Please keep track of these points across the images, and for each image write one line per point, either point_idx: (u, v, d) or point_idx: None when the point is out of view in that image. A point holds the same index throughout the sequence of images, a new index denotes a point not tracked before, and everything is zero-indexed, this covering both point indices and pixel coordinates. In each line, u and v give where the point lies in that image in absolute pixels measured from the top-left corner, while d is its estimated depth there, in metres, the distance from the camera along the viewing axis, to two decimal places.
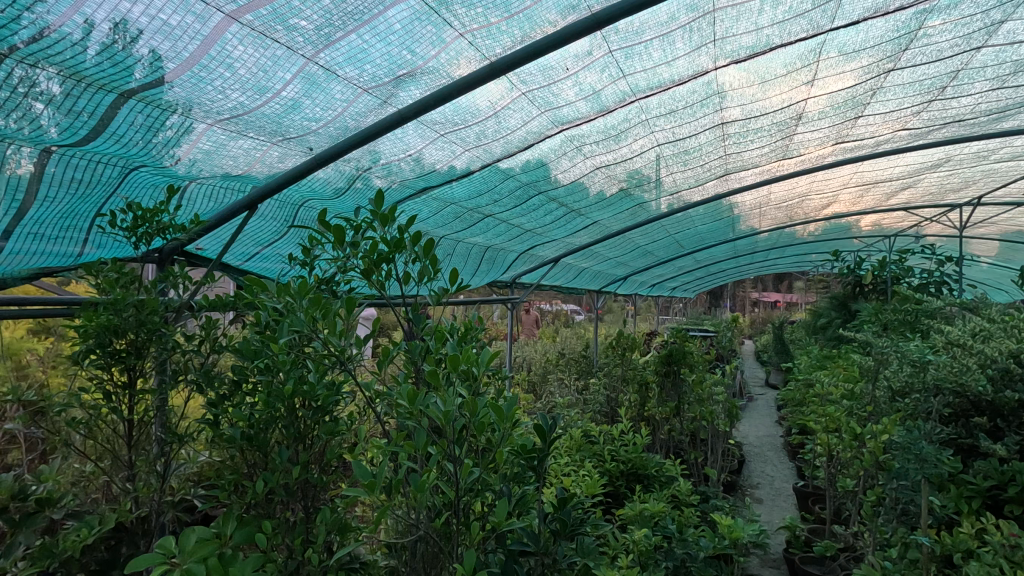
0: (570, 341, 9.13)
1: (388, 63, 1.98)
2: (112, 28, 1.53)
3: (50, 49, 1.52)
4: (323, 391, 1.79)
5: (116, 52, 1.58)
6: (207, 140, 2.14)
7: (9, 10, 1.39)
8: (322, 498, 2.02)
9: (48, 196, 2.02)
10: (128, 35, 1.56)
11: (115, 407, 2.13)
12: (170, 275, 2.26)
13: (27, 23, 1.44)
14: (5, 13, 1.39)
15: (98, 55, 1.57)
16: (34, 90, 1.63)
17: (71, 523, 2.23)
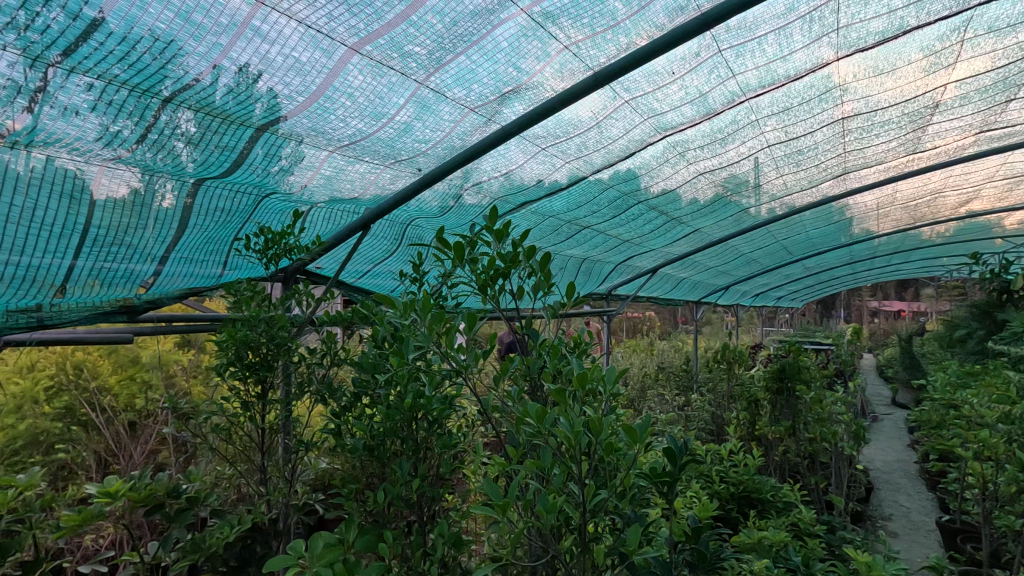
0: (668, 354, 8.78)
1: (494, 82, 2.02)
2: (240, 75, 1.67)
3: (194, 93, 1.70)
4: (438, 405, 1.83)
5: (245, 92, 1.74)
6: (328, 167, 2.29)
7: (168, 61, 1.55)
8: (436, 511, 2.05)
9: (196, 224, 2.26)
10: (252, 81, 1.70)
11: (250, 415, 2.33)
12: (296, 292, 2.45)
13: (186, 75, 1.61)
14: (165, 64, 1.56)
15: (229, 97, 1.74)
16: (176, 132, 1.82)
17: (215, 520, 2.45)
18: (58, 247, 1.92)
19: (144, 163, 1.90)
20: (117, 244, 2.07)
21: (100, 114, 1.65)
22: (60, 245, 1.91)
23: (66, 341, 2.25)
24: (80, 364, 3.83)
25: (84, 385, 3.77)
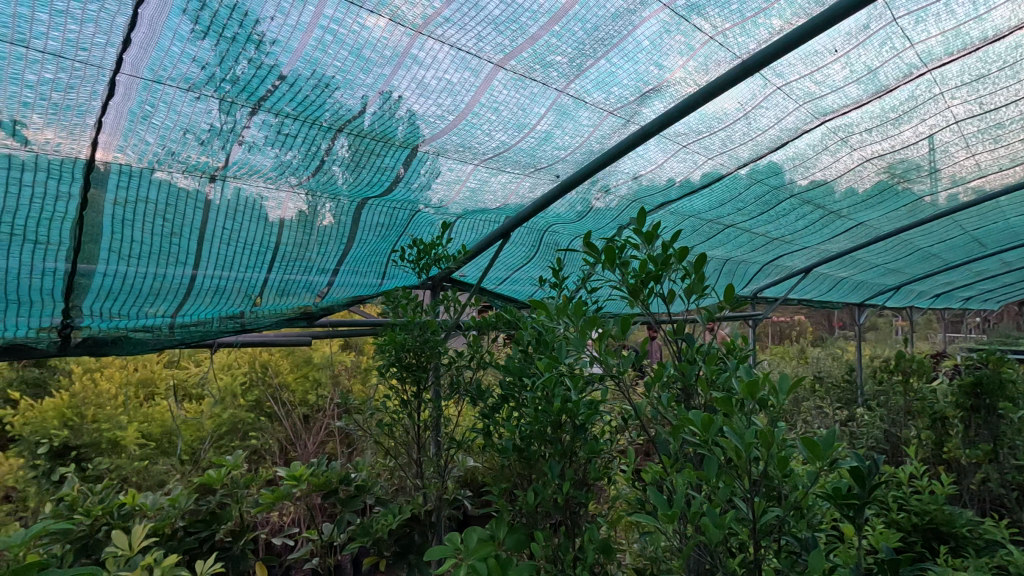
0: (824, 362, 7.89)
1: (634, 82, 1.99)
2: (382, 101, 1.82)
3: (360, 121, 1.89)
4: (585, 409, 1.83)
5: (386, 116, 1.89)
6: (473, 179, 2.41)
7: (339, 94, 1.75)
8: (584, 517, 2.05)
9: (361, 238, 2.51)
10: (393, 104, 1.85)
11: (408, 413, 2.53)
12: (446, 299, 2.62)
13: (349, 105, 1.80)
14: (338, 98, 1.76)
15: (374, 121, 1.90)
16: (331, 157, 2.03)
17: (379, 508, 2.69)
18: (256, 263, 2.27)
19: (313, 186, 2.14)
20: (299, 258, 2.39)
21: (288, 147, 1.92)
22: (257, 260, 2.26)
23: (262, 343, 2.61)
24: (266, 364, 4.45)
25: (269, 382, 4.37)
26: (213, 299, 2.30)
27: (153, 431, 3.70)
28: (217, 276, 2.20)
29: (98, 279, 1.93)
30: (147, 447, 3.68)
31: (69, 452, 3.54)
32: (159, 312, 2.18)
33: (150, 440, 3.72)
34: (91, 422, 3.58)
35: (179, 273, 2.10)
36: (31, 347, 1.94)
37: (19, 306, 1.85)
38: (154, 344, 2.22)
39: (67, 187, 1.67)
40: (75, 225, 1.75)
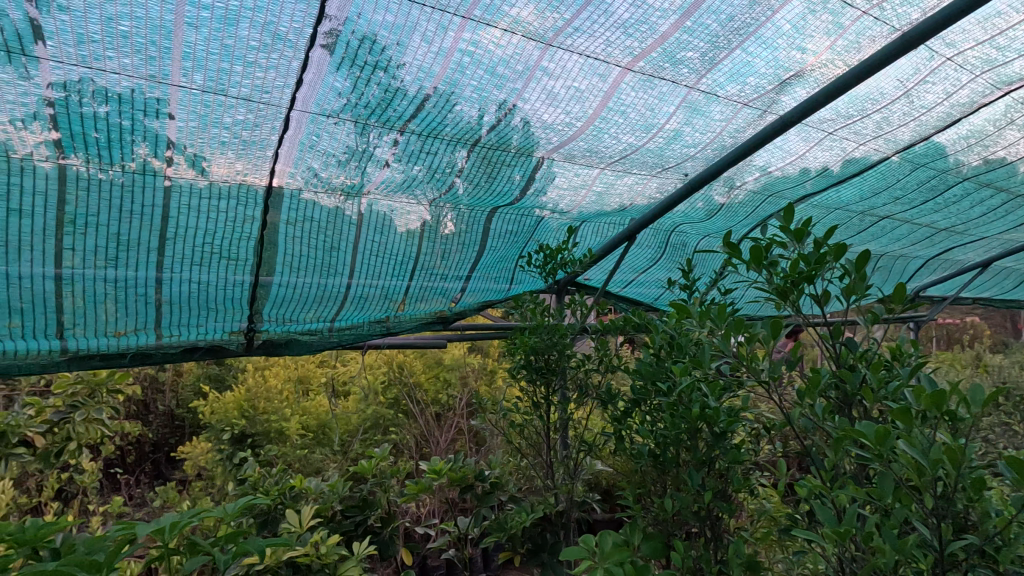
0: (1010, 371, 6.72)
1: (773, 69, 1.87)
2: (499, 111, 1.89)
3: (493, 134, 1.98)
4: (726, 416, 1.75)
5: (502, 127, 1.96)
6: (599, 183, 2.42)
7: (471, 110, 1.85)
8: (726, 529, 1.95)
9: (492, 245, 2.62)
10: (509, 114, 1.91)
11: (538, 415, 2.59)
12: (575, 303, 2.64)
13: (483, 120, 1.91)
14: (472, 113, 1.87)
15: (490, 133, 1.98)
16: (456, 169, 2.14)
17: (512, 505, 2.78)
18: (400, 272, 2.45)
19: (448, 198, 2.28)
20: (438, 266, 2.54)
21: (428, 164, 2.07)
22: (402, 269, 2.43)
23: (410, 345, 2.95)
24: (402, 364, 4.79)
25: (406, 381, 4.70)
26: (364, 306, 2.50)
27: (311, 423, 4.16)
28: (367, 284, 2.39)
29: (273, 289, 2.19)
30: (306, 437, 4.14)
31: (245, 439, 4.10)
32: (321, 318, 2.42)
33: (309, 432, 4.18)
34: (263, 413, 4.10)
35: (338, 283, 2.33)
36: (223, 347, 2.26)
37: (216, 314, 2.16)
38: (316, 345, 2.48)
39: (251, 211, 1.97)
40: (256, 243, 2.04)
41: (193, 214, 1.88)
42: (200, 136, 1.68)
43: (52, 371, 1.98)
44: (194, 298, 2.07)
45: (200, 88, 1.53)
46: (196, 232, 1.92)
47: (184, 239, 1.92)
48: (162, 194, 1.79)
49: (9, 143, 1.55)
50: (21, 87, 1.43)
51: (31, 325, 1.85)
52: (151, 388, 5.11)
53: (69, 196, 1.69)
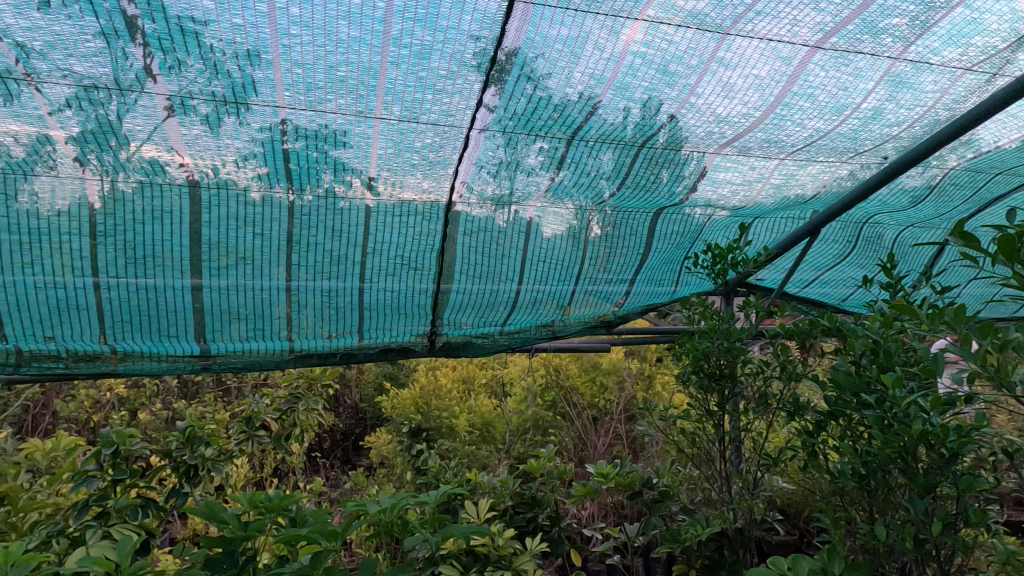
0: None
1: (1009, 24, 1.58)
2: (644, 108, 1.82)
3: (656, 130, 1.92)
4: (956, 437, 1.49)
5: (647, 124, 1.88)
6: (778, 175, 2.23)
7: (623, 108, 1.81)
8: (957, 570, 1.66)
9: (658, 247, 2.55)
10: (656, 109, 1.82)
11: (712, 424, 2.46)
12: (752, 306, 2.46)
13: (645, 119, 1.86)
14: (631, 112, 1.83)
15: (634, 129, 1.90)
16: (596, 170, 2.08)
17: (684, 517, 2.67)
18: (566, 276, 2.49)
19: (612, 201, 2.27)
20: (603, 270, 2.54)
21: (596, 170, 2.09)
22: (567, 274, 2.47)
23: (575, 349, 2.99)
24: (558, 367, 4.87)
25: (563, 384, 4.79)
26: (532, 311, 2.56)
27: (477, 421, 4.43)
28: (536, 289, 2.47)
29: (453, 295, 2.36)
30: (473, 434, 4.42)
31: (421, 433, 4.50)
32: (493, 322, 2.54)
33: (475, 429, 4.47)
34: (435, 410, 4.45)
35: (508, 289, 2.43)
36: (410, 349, 2.49)
37: (405, 319, 2.39)
38: (489, 348, 2.61)
39: (433, 225, 2.17)
40: (438, 253, 2.24)
41: (387, 230, 2.13)
42: (395, 160, 1.89)
43: (282, 367, 2.36)
44: (387, 305, 2.32)
45: (398, 117, 1.72)
46: (390, 245, 2.17)
47: (380, 252, 2.17)
48: (364, 214, 2.06)
49: (237, 178, 1.88)
50: (247, 131, 1.73)
51: (267, 329, 2.23)
52: (341, 384, 5.85)
53: (296, 221, 2.02)
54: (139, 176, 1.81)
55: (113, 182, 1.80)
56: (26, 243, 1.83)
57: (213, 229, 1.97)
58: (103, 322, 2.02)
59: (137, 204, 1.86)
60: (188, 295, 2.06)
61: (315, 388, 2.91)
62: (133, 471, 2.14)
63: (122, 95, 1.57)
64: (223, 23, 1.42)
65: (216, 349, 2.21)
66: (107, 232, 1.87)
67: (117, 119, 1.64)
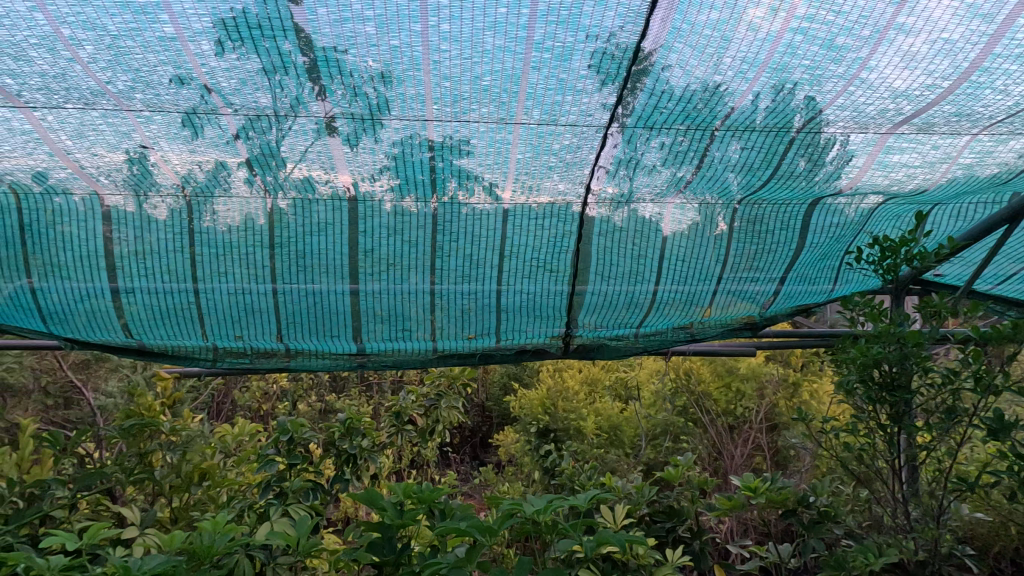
0: None
1: None
2: (774, 94, 1.68)
3: (796, 114, 1.75)
4: None
5: (780, 108, 1.73)
6: (970, 154, 1.92)
7: (758, 92, 1.68)
8: None
9: (813, 242, 2.31)
10: (789, 91, 1.67)
11: (882, 440, 2.19)
12: (931, 306, 2.13)
13: (786, 102, 1.70)
14: (770, 96, 1.69)
15: (765, 116, 1.76)
16: (725, 163, 1.95)
17: (848, 542, 2.41)
18: (708, 275, 2.35)
19: (759, 193, 2.11)
20: (749, 269, 2.36)
21: (744, 162, 1.95)
22: (708, 273, 2.34)
23: (716, 353, 2.82)
24: (689, 370, 4.44)
25: (694, 390, 4.40)
26: (670, 313, 2.45)
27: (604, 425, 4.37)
28: (674, 290, 2.36)
29: (588, 297, 2.34)
30: (600, 437, 4.36)
31: (548, 433, 4.49)
32: (629, 324, 2.47)
33: (603, 432, 4.41)
34: (563, 411, 4.42)
35: (645, 289, 2.35)
36: (545, 350, 2.50)
37: (540, 321, 2.41)
38: (624, 350, 2.55)
39: (569, 227, 2.17)
40: (573, 255, 2.24)
41: (524, 233, 2.17)
42: (533, 164, 1.92)
43: (427, 365, 2.50)
44: (523, 307, 2.36)
45: (537, 121, 1.75)
46: (526, 248, 2.20)
47: (517, 255, 2.22)
48: (502, 218, 2.12)
49: (372, 191, 2.03)
50: (378, 147, 1.86)
51: (414, 330, 2.37)
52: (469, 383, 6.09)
53: (439, 227, 2.13)
54: (295, 194, 2.02)
55: (273, 200, 2.03)
56: (220, 255, 2.13)
57: (369, 238, 2.13)
58: (279, 324, 2.28)
59: (306, 217, 2.08)
60: (348, 298, 2.26)
61: (453, 386, 3.04)
62: (304, 457, 2.40)
63: (284, 120, 1.76)
64: (381, 46, 1.52)
65: (370, 348, 2.40)
66: (283, 244, 2.12)
67: (285, 144, 1.83)
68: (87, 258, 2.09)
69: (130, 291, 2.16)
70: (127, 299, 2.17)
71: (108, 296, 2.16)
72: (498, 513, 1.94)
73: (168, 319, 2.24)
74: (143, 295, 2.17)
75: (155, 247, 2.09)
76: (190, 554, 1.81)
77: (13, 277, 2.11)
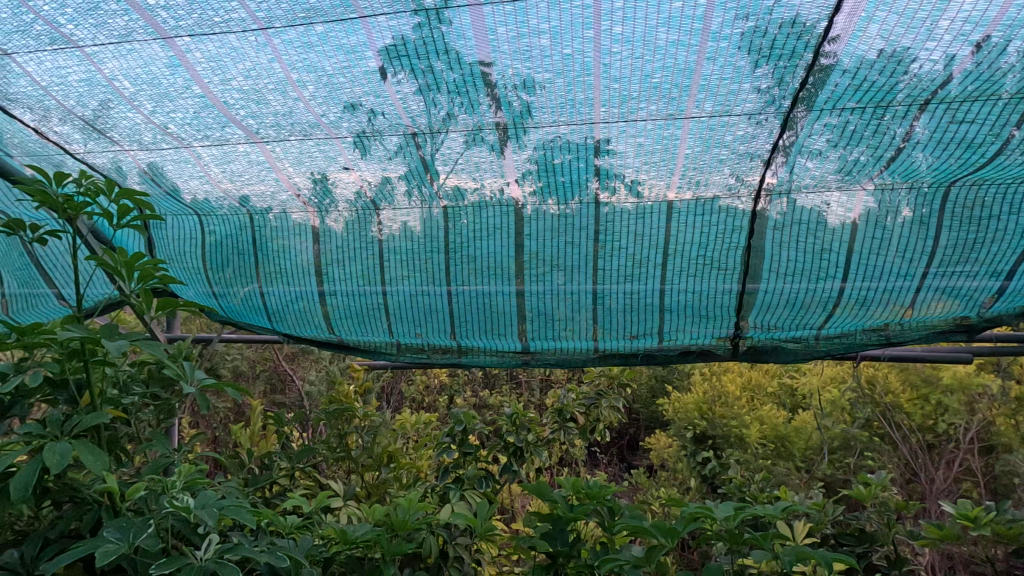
0: None
1: None
2: (976, 54, 1.50)
3: (1009, 74, 1.55)
4: None
5: (986, 74, 1.55)
6: None
7: (975, 54, 1.50)
8: None
9: None
10: (997, 50, 1.49)
11: None
12: None
13: (989, 68, 1.54)
14: (992, 58, 1.51)
15: (965, 84, 1.59)
16: (910, 140, 1.77)
17: None
18: (909, 270, 2.06)
19: (976, 171, 1.84)
20: (963, 262, 2.02)
21: (960, 137, 1.74)
22: (909, 267, 2.05)
23: (917, 359, 2.46)
24: (873, 379, 3.91)
25: (879, 401, 3.88)
26: (859, 313, 2.19)
27: (770, 434, 4.05)
28: (865, 287, 2.11)
29: (761, 295, 2.20)
30: (766, 447, 4.05)
31: (706, 440, 4.19)
32: (809, 325, 2.26)
33: (769, 442, 4.06)
34: (721, 417, 4.18)
35: (829, 287, 2.13)
36: (713, 351, 2.39)
37: (707, 321, 2.31)
38: (802, 353, 2.35)
39: (739, 222, 2.07)
40: (744, 251, 2.12)
41: (690, 230, 2.11)
42: (702, 158, 1.89)
43: (588, 365, 2.53)
44: (689, 306, 2.28)
45: (709, 113, 1.72)
46: (692, 245, 2.13)
47: (682, 253, 2.16)
48: (666, 215, 2.09)
49: (527, 199, 2.12)
50: (514, 154, 1.95)
51: (577, 330, 2.41)
52: None
53: (602, 228, 2.15)
54: (446, 203, 2.19)
55: (427, 207, 2.21)
56: (403, 260, 2.35)
57: (533, 240, 2.21)
58: (452, 323, 2.46)
59: (476, 223, 2.22)
60: (514, 299, 2.36)
61: (612, 386, 3.05)
62: (477, 447, 2.59)
63: (451, 135, 1.90)
64: (555, 55, 1.59)
65: (534, 346, 2.49)
66: (457, 249, 2.28)
67: (455, 157, 1.99)
68: (300, 266, 2.45)
69: (332, 293, 2.47)
70: (330, 300, 2.50)
71: (315, 298, 2.51)
72: (687, 515, 1.91)
73: (361, 318, 2.53)
74: (341, 297, 2.48)
75: (351, 255, 2.38)
76: (388, 526, 2.06)
77: (247, 283, 2.54)
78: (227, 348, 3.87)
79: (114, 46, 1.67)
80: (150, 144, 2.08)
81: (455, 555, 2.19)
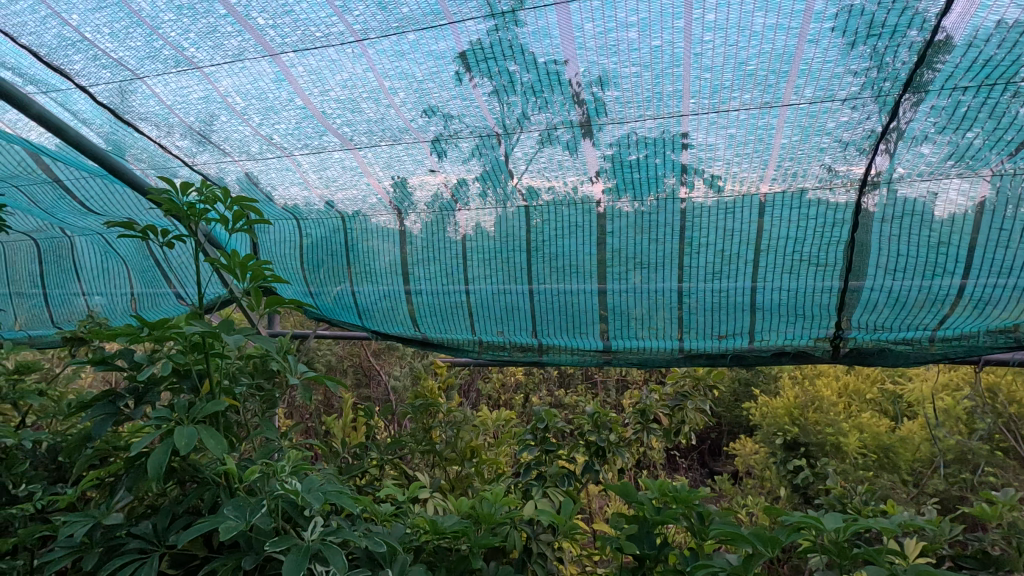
0: None
1: None
2: None
3: None
4: None
5: None
6: None
7: None
8: None
9: None
10: None
11: None
12: None
13: None
14: None
15: None
16: None
17: None
18: None
19: None
20: None
21: None
22: None
23: None
24: (994, 387, 3.59)
25: (1003, 411, 3.49)
26: (984, 314, 1.97)
27: (871, 443, 3.75)
28: (992, 284, 1.89)
29: (866, 293, 2.04)
30: (867, 458, 3.75)
31: (800, 447, 3.93)
32: (922, 325, 2.07)
33: (870, 452, 3.76)
34: (815, 423, 3.92)
35: (946, 284, 1.93)
36: (809, 353, 2.25)
37: (804, 320, 2.17)
38: (914, 356, 2.15)
39: (840, 215, 1.94)
40: (847, 246, 1.98)
41: (785, 225, 2.00)
42: (801, 148, 1.79)
43: (673, 365, 2.45)
44: (784, 305, 2.15)
45: (809, 100, 1.63)
46: (788, 240, 2.01)
47: (776, 249, 2.04)
48: (758, 210, 2.00)
49: (609, 196, 2.10)
50: (595, 151, 1.93)
51: (661, 329, 2.34)
52: None
53: (688, 224, 2.08)
54: (520, 202, 2.21)
55: (503, 207, 2.25)
56: (484, 259, 2.38)
57: (616, 238, 2.18)
58: (534, 321, 2.47)
59: (557, 221, 2.22)
60: (595, 297, 2.33)
61: (698, 388, 2.94)
62: (558, 445, 2.59)
63: (532, 134, 1.91)
64: (643, 49, 1.56)
65: (616, 346, 2.45)
66: (538, 248, 2.28)
67: (537, 157, 2.01)
68: (388, 266, 2.55)
69: (418, 292, 2.56)
70: (415, 298, 2.59)
71: (402, 297, 2.61)
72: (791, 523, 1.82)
73: (444, 316, 2.60)
74: (426, 295, 2.56)
75: (435, 255, 2.45)
76: (474, 518, 2.10)
77: (339, 283, 2.68)
78: (319, 343, 4.10)
79: (229, 65, 1.82)
80: (256, 154, 2.25)
81: (538, 552, 2.20)
